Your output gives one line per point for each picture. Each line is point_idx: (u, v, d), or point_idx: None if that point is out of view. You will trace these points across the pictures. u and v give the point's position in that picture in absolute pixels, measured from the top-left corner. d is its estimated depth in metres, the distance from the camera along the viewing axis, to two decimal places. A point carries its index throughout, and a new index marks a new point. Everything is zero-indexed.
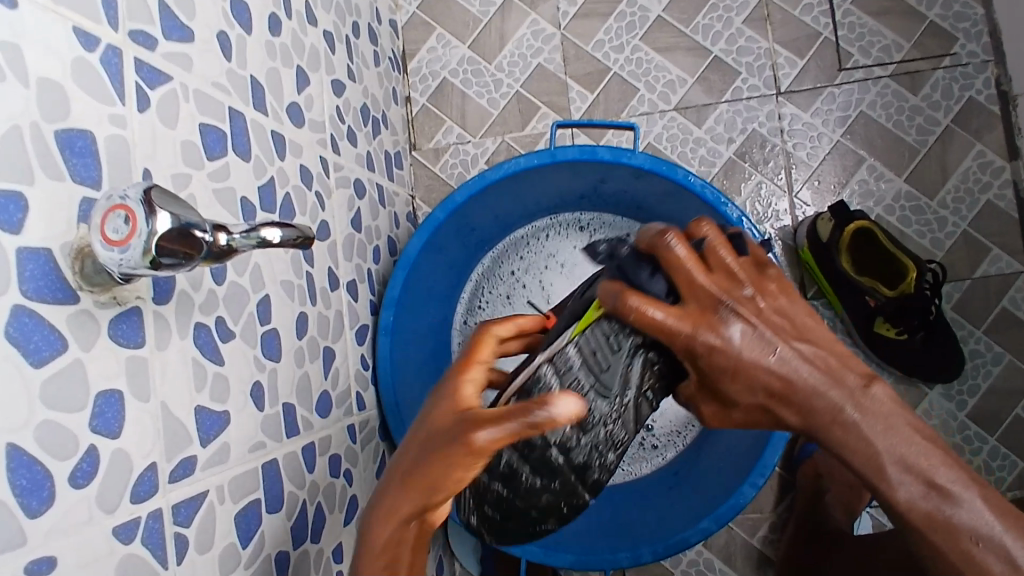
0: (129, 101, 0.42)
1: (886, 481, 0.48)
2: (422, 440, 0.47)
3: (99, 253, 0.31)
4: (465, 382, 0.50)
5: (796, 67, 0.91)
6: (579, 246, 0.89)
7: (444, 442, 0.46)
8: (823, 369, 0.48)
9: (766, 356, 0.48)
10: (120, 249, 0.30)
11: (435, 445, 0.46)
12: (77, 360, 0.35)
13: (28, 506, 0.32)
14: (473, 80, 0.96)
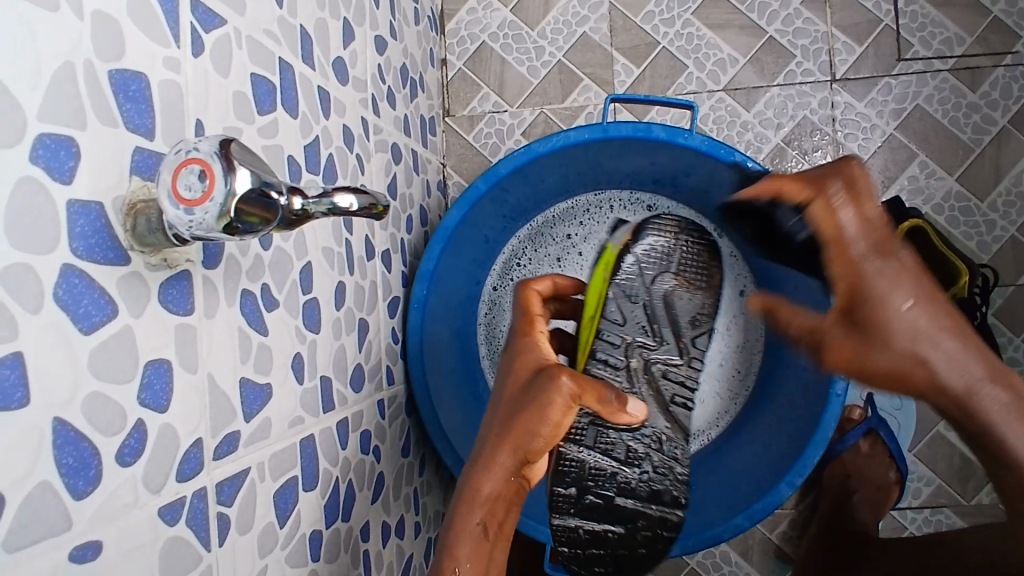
0: (184, 44, 0.38)
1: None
2: (513, 393, 0.51)
3: (167, 212, 0.27)
4: (541, 338, 0.55)
5: (853, 54, 0.87)
6: None
7: (539, 391, 0.49)
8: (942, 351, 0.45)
9: (910, 331, 0.45)
10: (193, 210, 0.27)
11: (529, 395, 0.49)
12: (127, 327, 0.32)
13: (75, 487, 0.29)
14: (514, 46, 0.91)
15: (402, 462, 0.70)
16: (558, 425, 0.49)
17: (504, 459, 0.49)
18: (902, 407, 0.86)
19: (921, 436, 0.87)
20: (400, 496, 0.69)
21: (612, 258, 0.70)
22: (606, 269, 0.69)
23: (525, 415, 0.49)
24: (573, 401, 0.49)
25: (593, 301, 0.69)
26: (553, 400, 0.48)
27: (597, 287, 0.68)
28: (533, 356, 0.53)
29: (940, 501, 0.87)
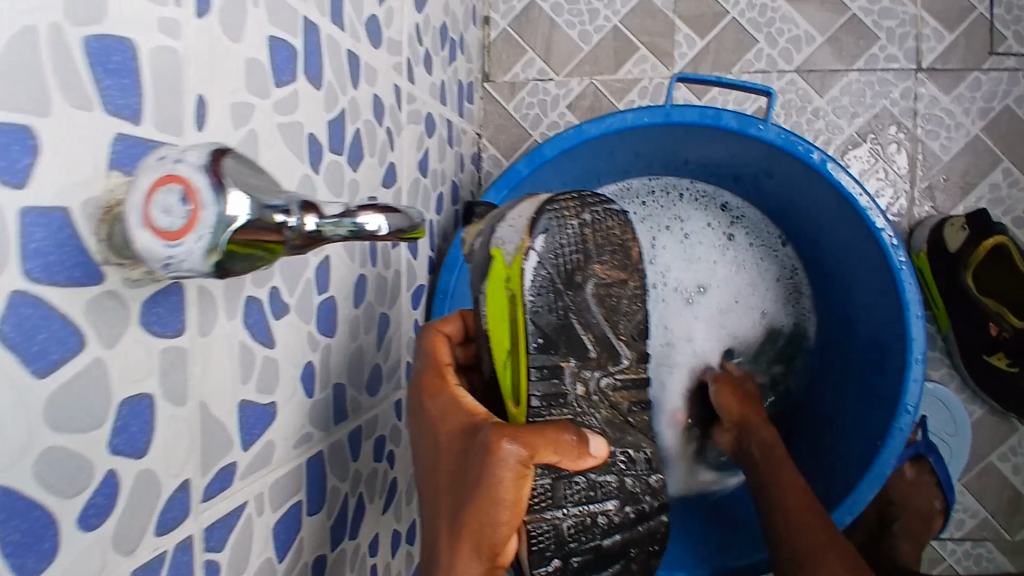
0: (187, 2, 0.31)
1: None
2: (453, 473, 0.42)
3: (138, 241, 0.21)
4: (460, 390, 0.46)
5: (944, 42, 0.78)
6: (712, 226, 0.83)
7: (476, 466, 0.40)
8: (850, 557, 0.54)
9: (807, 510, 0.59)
10: (176, 244, 0.20)
11: (469, 475, 0.41)
12: (97, 360, 0.26)
13: (21, 567, 0.23)
14: (565, 7, 0.82)
15: (416, 464, 0.65)
16: (518, 502, 0.40)
17: (466, 557, 0.41)
18: (953, 433, 0.80)
19: (972, 466, 0.81)
20: (413, 500, 0.64)
21: (507, 273, 0.48)
22: (516, 287, 0.48)
23: (468, 504, 0.40)
24: (524, 468, 0.39)
25: (501, 325, 0.50)
26: (499, 475, 0.39)
27: (504, 311, 0.49)
28: (455, 419, 0.44)
29: (983, 533, 0.81)
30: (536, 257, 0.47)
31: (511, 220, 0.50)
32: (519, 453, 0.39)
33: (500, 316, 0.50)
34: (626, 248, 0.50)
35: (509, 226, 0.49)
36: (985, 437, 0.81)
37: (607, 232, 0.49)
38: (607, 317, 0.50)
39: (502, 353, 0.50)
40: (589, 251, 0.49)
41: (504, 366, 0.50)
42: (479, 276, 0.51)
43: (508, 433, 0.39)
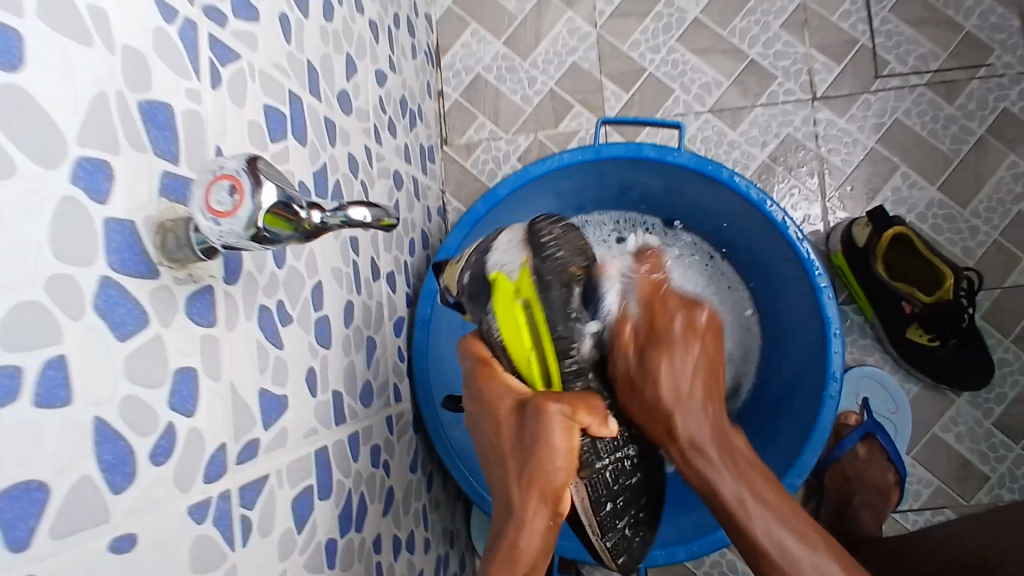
0: (204, 77, 0.41)
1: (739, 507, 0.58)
2: (514, 440, 0.58)
3: (199, 224, 0.30)
4: (506, 377, 0.62)
5: (832, 74, 0.91)
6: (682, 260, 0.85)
7: (534, 425, 0.56)
8: (777, 508, 0.57)
9: (705, 474, 0.60)
10: (222, 222, 0.30)
11: (528, 434, 0.56)
12: (157, 336, 0.35)
13: (112, 481, 0.32)
14: (508, 77, 0.95)
15: (410, 478, 0.72)
16: (570, 451, 0.56)
17: (533, 503, 0.55)
18: (896, 411, 0.86)
19: (917, 440, 0.87)
20: (410, 512, 0.71)
21: (513, 286, 0.60)
22: (528, 295, 0.60)
23: (535, 455, 0.56)
24: (570, 420, 0.56)
25: (513, 332, 0.62)
26: (553, 428, 0.56)
27: (518, 319, 0.61)
28: (505, 398, 0.60)
29: (939, 501, 0.87)
30: (538, 271, 0.61)
31: (501, 246, 0.62)
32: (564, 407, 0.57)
33: (514, 327, 0.61)
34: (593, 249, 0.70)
35: (502, 250, 0.61)
36: (926, 411, 0.88)
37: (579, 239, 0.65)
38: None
39: (523, 353, 0.63)
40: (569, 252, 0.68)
41: (528, 363, 0.63)
42: (481, 298, 0.63)
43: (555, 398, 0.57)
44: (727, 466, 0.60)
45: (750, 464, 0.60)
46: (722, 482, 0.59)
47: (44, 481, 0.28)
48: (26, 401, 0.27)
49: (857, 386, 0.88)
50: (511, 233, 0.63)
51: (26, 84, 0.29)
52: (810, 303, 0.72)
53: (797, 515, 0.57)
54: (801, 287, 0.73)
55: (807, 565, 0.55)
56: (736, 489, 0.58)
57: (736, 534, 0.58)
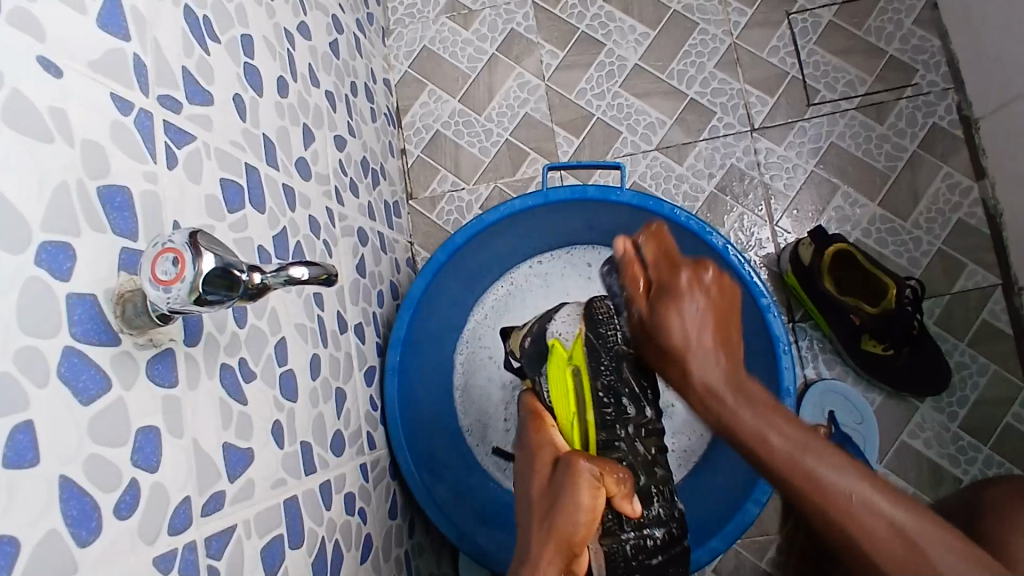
0: (160, 159, 0.45)
1: (767, 448, 0.47)
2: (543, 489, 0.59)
3: (149, 294, 0.34)
4: (555, 433, 0.66)
5: (767, 105, 0.97)
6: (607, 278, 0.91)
7: (565, 483, 0.57)
8: (797, 439, 0.46)
9: (707, 368, 0.51)
10: (168, 289, 0.33)
11: (559, 487, 0.57)
12: (120, 398, 0.38)
13: (78, 535, 0.34)
14: (465, 131, 1.01)
15: (389, 524, 0.74)
16: (593, 509, 0.55)
17: (551, 551, 0.53)
18: (861, 420, 0.89)
19: (888, 447, 0.90)
20: (390, 558, 0.72)
21: (567, 353, 0.72)
22: (576, 362, 0.69)
23: (560, 506, 0.55)
24: (598, 482, 0.56)
25: (561, 397, 0.70)
26: (581, 484, 0.55)
27: (567, 382, 0.70)
28: (545, 450, 0.63)
29: None
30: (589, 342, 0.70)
31: (561, 317, 0.77)
32: (593, 467, 0.56)
33: (562, 384, 0.70)
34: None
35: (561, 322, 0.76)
36: (891, 419, 0.90)
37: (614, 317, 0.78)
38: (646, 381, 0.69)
39: (568, 417, 0.69)
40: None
41: (571, 426, 0.68)
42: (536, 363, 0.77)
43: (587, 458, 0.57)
44: (743, 401, 0.49)
45: (765, 399, 0.49)
46: (717, 379, 0.50)
47: (15, 536, 0.31)
48: None
49: (822, 399, 0.90)
50: (571, 309, 0.77)
51: None
52: (760, 323, 0.75)
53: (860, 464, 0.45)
54: (749, 307, 0.76)
55: (830, 472, 0.44)
56: (757, 428, 0.48)
57: (750, 455, 0.48)
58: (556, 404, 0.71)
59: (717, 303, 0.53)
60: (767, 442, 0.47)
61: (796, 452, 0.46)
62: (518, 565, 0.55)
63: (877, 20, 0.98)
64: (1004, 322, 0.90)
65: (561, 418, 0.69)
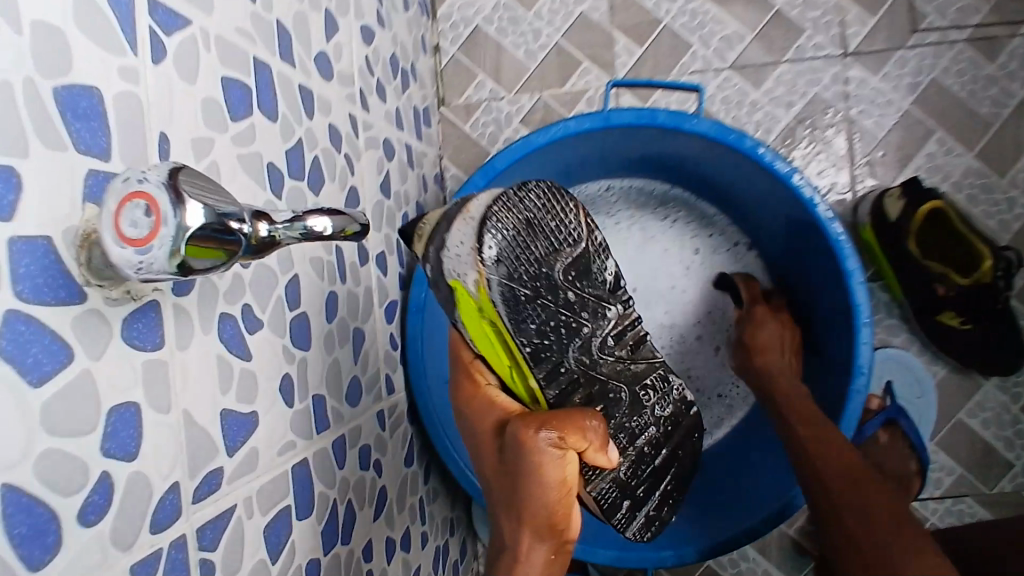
0: (143, 52, 0.34)
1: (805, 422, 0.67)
2: (504, 468, 0.49)
3: (120, 257, 0.24)
4: (492, 390, 0.54)
5: (867, 26, 0.83)
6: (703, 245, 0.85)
7: (518, 459, 0.46)
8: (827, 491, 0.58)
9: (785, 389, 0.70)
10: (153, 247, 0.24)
11: (518, 469, 0.47)
12: (84, 372, 0.29)
13: (29, 556, 0.26)
14: (509, 29, 0.87)
15: (405, 472, 0.68)
16: (567, 481, 0.46)
17: (527, 540, 0.47)
18: (920, 396, 0.82)
19: (943, 425, 0.83)
20: (405, 508, 0.67)
21: (476, 304, 0.49)
22: (490, 315, 0.50)
23: (522, 490, 0.46)
24: (559, 451, 0.45)
25: (488, 347, 0.53)
26: (544, 463, 0.45)
27: (489, 336, 0.52)
28: (490, 417, 0.52)
29: (961, 490, 0.82)
30: (500, 294, 0.49)
31: (454, 246, 0.48)
32: (550, 433, 0.45)
33: (484, 340, 0.52)
34: (560, 239, 0.52)
35: (454, 257, 0.48)
36: (951, 396, 0.83)
37: (543, 220, 0.51)
38: (575, 304, 0.55)
39: (504, 365, 0.54)
40: (532, 252, 0.50)
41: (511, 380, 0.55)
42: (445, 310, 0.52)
43: (540, 426, 0.46)
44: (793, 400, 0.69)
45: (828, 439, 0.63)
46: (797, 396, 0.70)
47: None
48: None
49: (880, 369, 0.83)
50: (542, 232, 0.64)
51: None
52: (840, 288, 0.66)
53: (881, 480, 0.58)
54: (828, 267, 0.67)
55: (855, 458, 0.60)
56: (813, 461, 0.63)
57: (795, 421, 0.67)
58: (484, 352, 0.54)
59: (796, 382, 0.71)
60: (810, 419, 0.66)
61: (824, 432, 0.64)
62: (497, 548, 0.49)
63: None
64: None
65: (497, 371, 0.55)
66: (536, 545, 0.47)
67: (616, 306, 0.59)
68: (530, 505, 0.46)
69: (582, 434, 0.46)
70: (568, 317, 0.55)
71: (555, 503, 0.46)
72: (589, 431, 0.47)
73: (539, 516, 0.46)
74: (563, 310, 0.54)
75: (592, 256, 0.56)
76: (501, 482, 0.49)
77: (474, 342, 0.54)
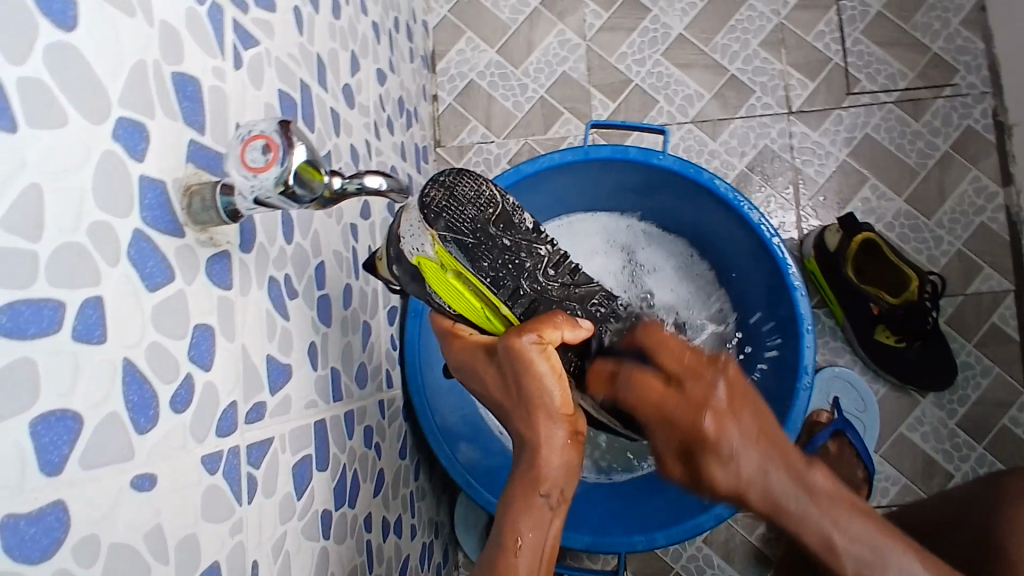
0: (227, 56, 0.44)
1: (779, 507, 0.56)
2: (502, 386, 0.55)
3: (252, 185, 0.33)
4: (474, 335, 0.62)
5: (807, 89, 0.97)
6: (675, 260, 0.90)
7: (513, 363, 0.53)
8: (864, 540, 0.55)
9: (735, 475, 0.55)
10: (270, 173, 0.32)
11: (517, 375, 0.53)
12: (180, 291, 0.37)
13: (137, 421, 0.33)
14: (500, 83, 0.99)
15: (400, 464, 0.74)
16: (557, 369, 0.53)
17: (544, 425, 0.53)
18: (863, 410, 0.91)
19: (886, 437, 0.92)
20: (398, 496, 0.73)
21: (438, 265, 0.58)
22: (455, 267, 0.59)
23: (524, 382, 0.53)
24: (541, 344, 0.53)
25: (459, 299, 0.62)
26: (532, 358, 0.53)
27: (457, 287, 0.61)
28: (478, 354, 0.58)
29: (906, 497, 0.91)
30: (457, 248, 0.58)
31: (406, 232, 0.57)
32: (532, 335, 0.53)
33: (455, 292, 0.61)
34: (484, 203, 0.60)
35: (410, 236, 0.57)
36: (893, 410, 0.92)
37: (460, 188, 0.58)
38: (512, 247, 0.63)
39: (475, 311, 0.63)
40: (464, 213, 0.58)
41: (486, 319, 0.64)
42: (413, 282, 0.60)
43: (520, 332, 0.53)
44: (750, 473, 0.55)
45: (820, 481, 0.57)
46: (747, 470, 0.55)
47: (78, 412, 0.30)
48: (66, 333, 0.29)
49: (828, 385, 0.92)
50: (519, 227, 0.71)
51: (78, 43, 0.31)
52: (786, 301, 0.76)
53: (841, 501, 0.56)
54: (776, 284, 0.77)
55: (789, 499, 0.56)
56: (821, 527, 0.56)
57: (768, 510, 0.56)
58: (458, 307, 0.63)
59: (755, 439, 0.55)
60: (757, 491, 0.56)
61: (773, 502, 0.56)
62: (518, 448, 0.55)
63: (924, 16, 0.97)
64: (1012, 327, 0.92)
65: (472, 317, 0.64)
66: (554, 427, 0.53)
67: (545, 245, 0.66)
68: (533, 390, 0.53)
69: (553, 327, 0.54)
70: (512, 257, 0.63)
71: (551, 386, 0.52)
72: (555, 330, 0.54)
73: (540, 399, 0.52)
74: (505, 253, 0.62)
75: (511, 212, 0.63)
76: (509, 396, 0.55)
77: (449, 303, 0.63)
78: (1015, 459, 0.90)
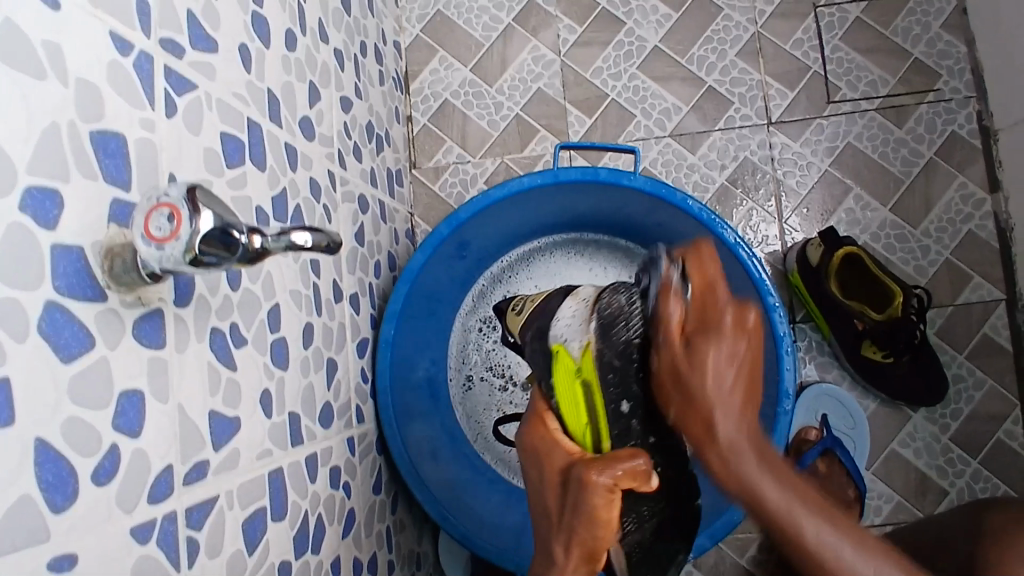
0: (158, 106, 0.42)
1: (745, 474, 0.48)
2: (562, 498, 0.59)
3: (142, 250, 0.32)
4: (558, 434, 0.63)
5: (786, 99, 0.95)
6: None
7: (578, 496, 0.56)
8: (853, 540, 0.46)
9: (714, 378, 0.50)
10: (163, 246, 0.31)
11: (578, 504, 0.56)
12: (103, 358, 0.36)
13: (53, 501, 0.32)
14: (474, 102, 0.98)
15: (373, 500, 0.73)
16: (611, 522, 0.56)
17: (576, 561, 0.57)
18: (854, 426, 0.88)
19: (877, 455, 0.90)
20: (372, 533, 0.71)
21: (575, 364, 0.59)
22: (586, 375, 0.58)
23: (580, 514, 0.56)
24: (611, 492, 0.55)
25: (572, 406, 0.61)
26: (595, 500, 0.55)
27: (577, 396, 0.60)
28: (560, 455, 0.61)
29: (899, 516, 0.88)
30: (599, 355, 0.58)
31: (564, 320, 0.62)
32: (603, 482, 0.55)
33: (574, 398, 0.60)
34: None
35: (566, 325, 0.62)
36: (882, 427, 0.90)
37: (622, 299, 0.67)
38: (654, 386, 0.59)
39: (579, 424, 0.61)
40: None
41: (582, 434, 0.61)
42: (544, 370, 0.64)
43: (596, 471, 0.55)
44: (745, 448, 0.49)
45: (779, 459, 0.50)
46: (737, 432, 0.49)
47: None
48: None
49: (815, 403, 0.90)
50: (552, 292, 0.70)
51: None
52: (765, 321, 0.74)
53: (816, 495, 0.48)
54: (755, 306, 0.75)
55: (735, 437, 0.49)
56: (781, 495, 0.47)
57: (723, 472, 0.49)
58: (563, 409, 0.62)
59: (748, 378, 0.51)
60: (713, 426, 0.49)
61: (737, 445, 0.49)
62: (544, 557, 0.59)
63: (906, 20, 0.95)
64: (1004, 338, 0.90)
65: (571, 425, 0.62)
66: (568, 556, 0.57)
67: None
68: (586, 524, 0.56)
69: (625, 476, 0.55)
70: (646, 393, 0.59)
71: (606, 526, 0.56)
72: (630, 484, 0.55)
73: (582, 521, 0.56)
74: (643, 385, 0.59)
75: None
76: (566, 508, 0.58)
77: (559, 401, 0.63)
78: (1011, 473, 0.88)
